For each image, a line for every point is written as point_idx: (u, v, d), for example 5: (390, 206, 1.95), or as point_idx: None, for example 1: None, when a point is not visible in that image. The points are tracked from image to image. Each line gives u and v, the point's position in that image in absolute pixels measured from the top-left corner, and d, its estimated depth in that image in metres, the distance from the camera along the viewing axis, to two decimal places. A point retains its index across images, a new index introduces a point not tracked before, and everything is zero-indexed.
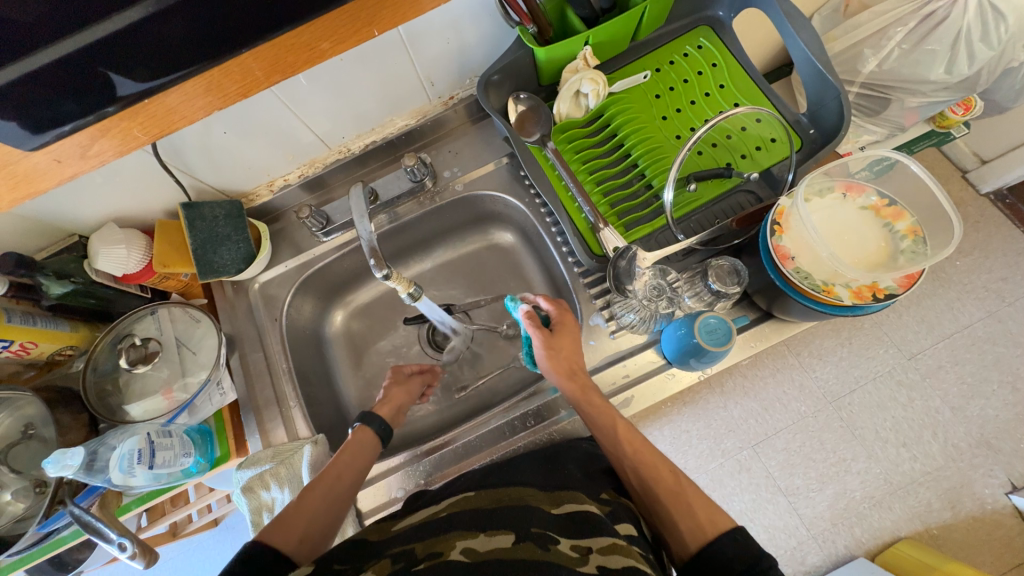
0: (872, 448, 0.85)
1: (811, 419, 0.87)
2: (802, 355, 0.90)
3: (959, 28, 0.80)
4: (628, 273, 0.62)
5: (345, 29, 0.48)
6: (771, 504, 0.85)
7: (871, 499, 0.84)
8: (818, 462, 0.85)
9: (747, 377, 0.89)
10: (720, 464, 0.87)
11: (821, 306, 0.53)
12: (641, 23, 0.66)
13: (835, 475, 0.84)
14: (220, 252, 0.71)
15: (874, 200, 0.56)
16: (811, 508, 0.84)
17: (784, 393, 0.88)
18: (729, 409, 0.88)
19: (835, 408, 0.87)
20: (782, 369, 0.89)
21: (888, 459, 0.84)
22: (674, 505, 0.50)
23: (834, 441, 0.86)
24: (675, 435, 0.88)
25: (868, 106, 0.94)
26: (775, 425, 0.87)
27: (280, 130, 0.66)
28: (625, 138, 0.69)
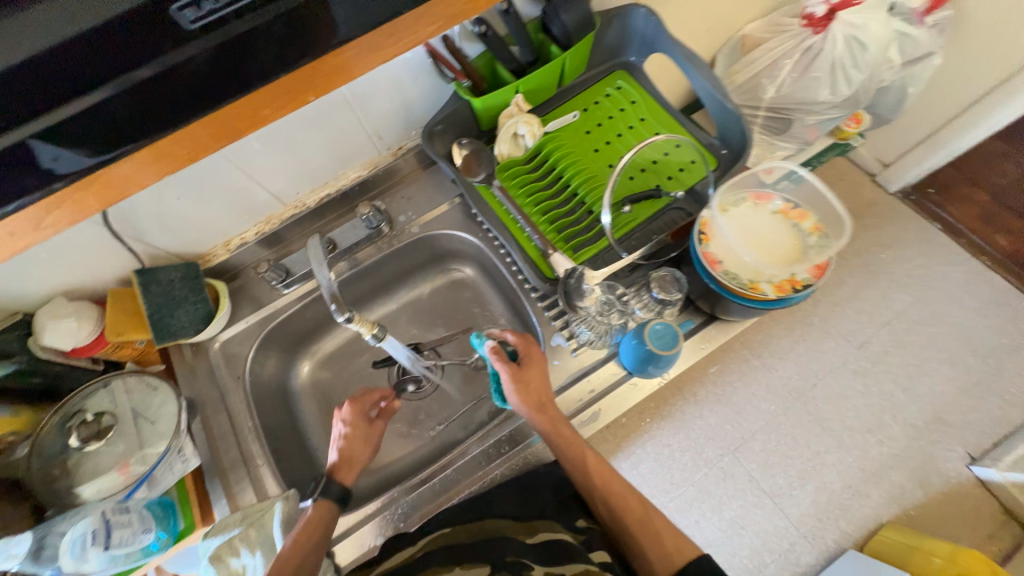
0: (842, 437, 0.90)
1: (781, 418, 0.92)
2: (763, 356, 0.96)
3: (834, 58, 0.97)
4: (578, 291, 0.65)
5: (279, 96, 0.38)
6: (761, 507, 0.87)
7: (851, 489, 0.88)
8: (796, 458, 0.89)
9: (717, 383, 0.94)
10: (706, 474, 0.89)
11: (751, 303, 0.58)
12: (564, 72, 0.75)
13: (814, 470, 0.88)
14: (178, 315, 0.70)
15: (781, 205, 0.62)
16: (798, 506, 0.87)
17: (753, 394, 0.93)
18: (705, 418, 0.92)
19: (801, 403, 0.93)
20: (747, 372, 0.95)
21: (857, 447, 0.89)
22: (644, 537, 0.52)
23: (807, 435, 0.90)
24: (657, 450, 0.90)
25: (776, 126, 1.13)
26: (749, 428, 0.91)
27: (235, 191, 0.69)
28: (564, 171, 0.75)
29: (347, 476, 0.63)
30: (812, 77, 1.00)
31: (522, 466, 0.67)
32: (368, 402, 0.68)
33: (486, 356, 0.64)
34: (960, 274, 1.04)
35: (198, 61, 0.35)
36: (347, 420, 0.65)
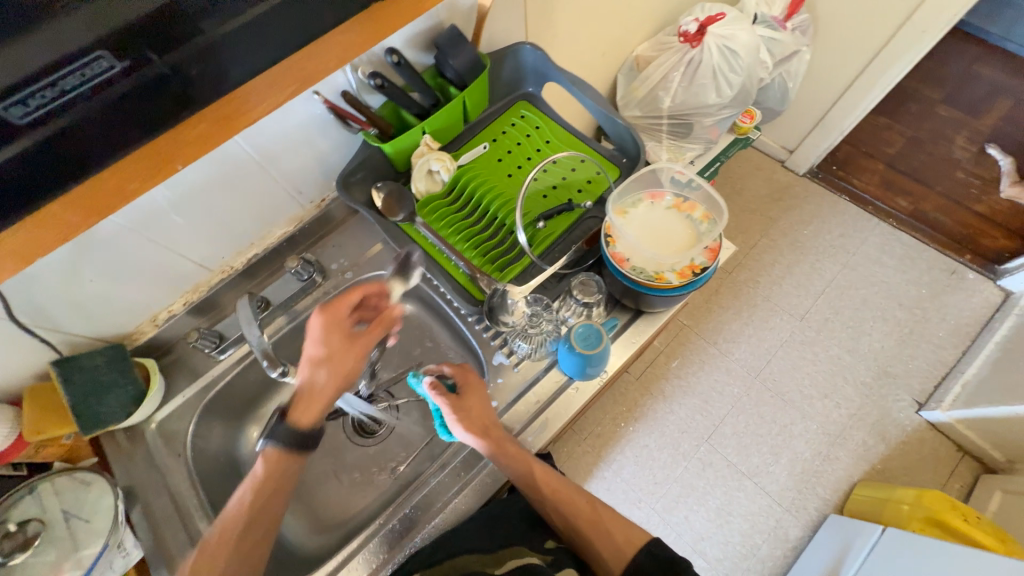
0: (801, 404, 1.46)
1: (746, 397, 1.47)
2: (720, 345, 1.54)
3: (713, 66, 1.10)
4: (503, 307, 0.69)
5: (149, 158, 0.44)
6: (744, 489, 1.37)
7: (822, 454, 1.40)
8: (768, 431, 1.43)
9: (681, 375, 1.51)
10: (686, 465, 1.41)
11: (661, 292, 0.63)
12: (468, 109, 0.80)
13: (787, 442, 1.42)
14: (107, 401, 0.67)
15: (672, 200, 0.68)
16: (777, 483, 1.37)
17: (717, 381, 1.50)
18: (666, 412, 1.47)
19: (763, 378, 1.49)
20: (709, 359, 1.53)
21: (819, 413, 1.44)
22: (597, 537, 0.56)
23: (773, 404, 1.46)
24: (637, 452, 1.43)
25: (681, 131, 1.23)
26: (720, 414, 1.46)
27: (155, 265, 0.69)
28: (482, 199, 0.80)
29: (306, 416, 0.57)
30: (699, 84, 1.12)
31: (481, 489, 0.66)
32: (345, 313, 0.58)
33: (426, 394, 0.62)
34: (855, 263, 1.62)
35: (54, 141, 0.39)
36: (320, 338, 0.56)
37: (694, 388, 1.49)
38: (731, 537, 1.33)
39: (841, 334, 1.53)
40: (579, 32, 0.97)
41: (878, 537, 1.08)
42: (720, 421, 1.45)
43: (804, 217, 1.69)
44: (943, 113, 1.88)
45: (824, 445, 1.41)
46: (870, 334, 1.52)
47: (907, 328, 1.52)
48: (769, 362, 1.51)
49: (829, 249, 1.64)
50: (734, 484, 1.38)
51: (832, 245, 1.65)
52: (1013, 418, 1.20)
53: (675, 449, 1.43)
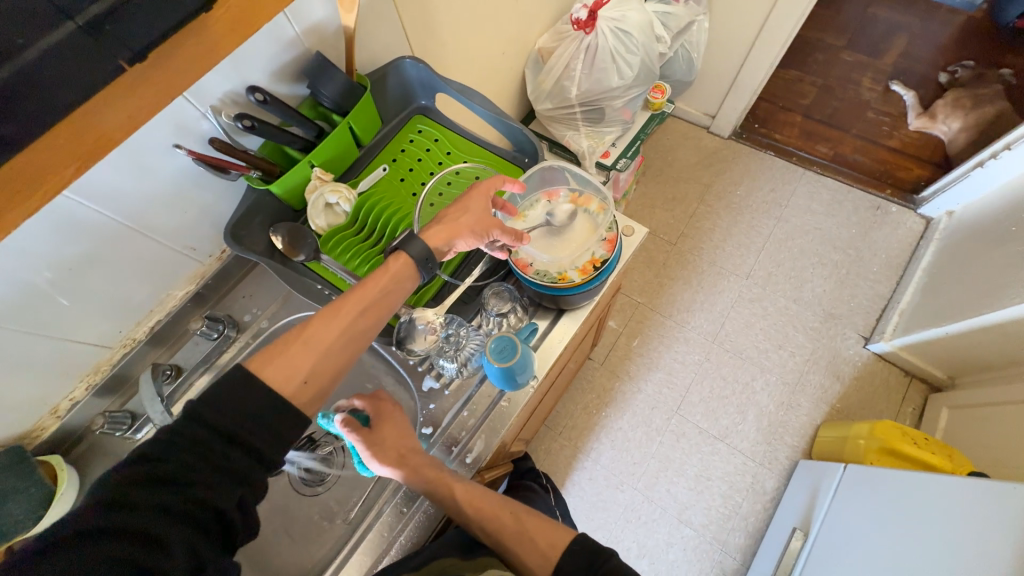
0: (760, 359, 1.50)
1: (708, 362, 1.51)
2: (675, 317, 1.57)
3: (610, 49, 1.11)
4: (412, 334, 0.65)
5: None
6: (718, 451, 1.41)
7: (785, 404, 1.45)
8: (731, 391, 1.47)
9: (643, 352, 1.54)
10: (659, 442, 1.43)
11: (566, 292, 0.62)
12: (358, 133, 0.78)
13: (750, 398, 1.46)
14: (7, 511, 0.62)
15: (569, 195, 0.67)
16: (747, 438, 1.42)
17: (680, 354, 1.52)
18: (629, 391, 1.49)
19: (720, 342, 1.53)
20: (666, 334, 1.55)
21: (777, 364, 1.49)
22: (519, 545, 0.54)
23: (733, 364, 1.50)
24: (613, 439, 1.44)
25: (594, 117, 1.23)
26: (684, 384, 1.49)
27: (38, 355, 0.63)
28: (388, 223, 0.77)
29: (439, 238, 0.59)
30: (600, 69, 1.12)
31: (425, 522, 0.66)
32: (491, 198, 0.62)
33: (337, 432, 0.58)
34: (787, 215, 1.67)
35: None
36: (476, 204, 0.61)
37: (656, 364, 1.52)
38: (713, 501, 1.36)
39: (785, 286, 1.58)
40: (468, 35, 0.95)
41: (842, 475, 1.10)
42: (685, 391, 1.48)
43: (734, 179, 1.74)
44: (848, 58, 1.96)
45: (785, 394, 1.46)
46: (811, 281, 1.58)
47: (843, 268, 1.59)
48: (723, 325, 1.55)
49: (763, 205, 1.69)
50: (707, 449, 1.41)
51: (764, 201, 1.70)
52: (947, 337, 1.26)
53: (647, 427, 1.45)
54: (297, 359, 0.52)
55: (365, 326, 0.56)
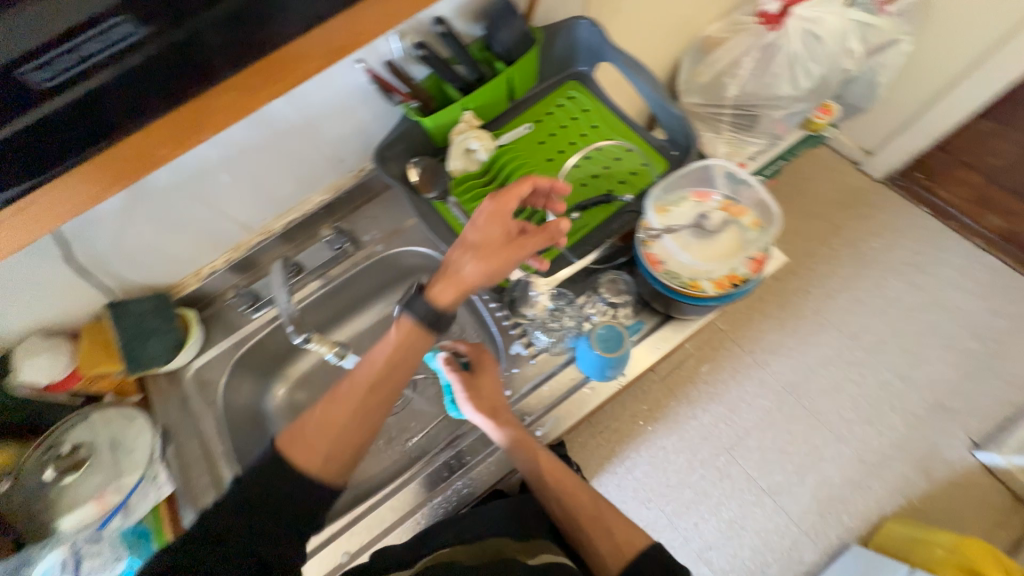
0: (840, 428, 1.35)
1: (777, 411, 1.38)
2: (756, 355, 1.44)
3: (793, 53, 0.99)
4: (524, 299, 0.66)
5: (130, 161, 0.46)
6: (759, 504, 1.31)
7: (853, 482, 1.31)
8: (796, 455, 1.34)
9: (709, 381, 1.42)
10: (701, 475, 1.34)
11: (693, 301, 0.58)
12: (514, 86, 0.76)
13: (814, 464, 1.33)
14: (150, 345, 0.72)
15: (721, 202, 0.62)
16: (797, 502, 1.30)
17: (751, 394, 1.40)
18: (699, 417, 1.38)
19: (799, 396, 1.39)
20: (743, 368, 1.43)
21: (858, 438, 1.34)
22: (594, 531, 0.55)
23: (808, 426, 1.36)
24: (652, 453, 1.36)
25: (744, 123, 1.13)
26: (745, 426, 1.37)
27: (200, 221, 0.72)
28: (518, 182, 0.77)
29: (445, 297, 0.53)
30: (773, 73, 1.02)
31: (485, 475, 0.67)
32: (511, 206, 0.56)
33: (440, 370, 0.64)
34: (925, 283, 1.47)
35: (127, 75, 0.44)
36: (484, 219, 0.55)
37: (722, 398, 1.40)
38: (741, 551, 1.27)
39: (897, 359, 1.40)
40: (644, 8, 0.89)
41: None
42: (745, 434, 1.37)
43: (873, 228, 1.54)
44: None
45: (857, 474, 1.32)
46: (929, 364, 1.39)
47: (975, 361, 1.38)
48: (808, 380, 1.40)
49: (898, 266, 1.49)
50: (751, 500, 1.31)
51: (902, 262, 1.49)
52: None
53: (693, 456, 1.36)
54: (318, 440, 0.51)
55: (376, 402, 0.53)
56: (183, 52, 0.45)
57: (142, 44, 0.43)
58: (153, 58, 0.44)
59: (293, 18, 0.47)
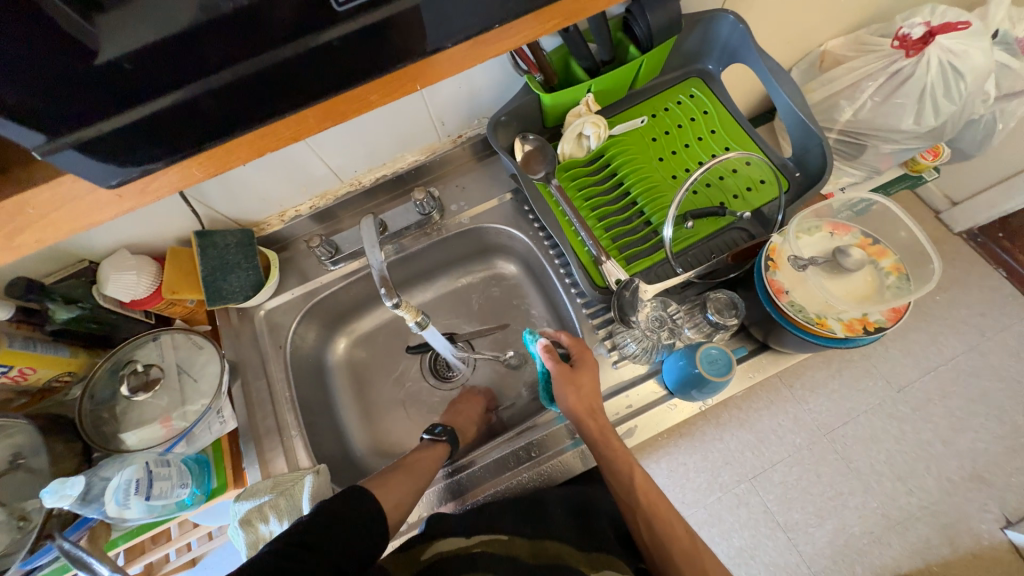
0: (868, 481, 0.89)
1: (806, 452, 0.92)
2: (794, 388, 0.95)
3: (924, 85, 0.88)
4: (631, 304, 0.64)
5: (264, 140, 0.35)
6: (771, 540, 0.89)
7: (870, 534, 0.87)
8: (816, 496, 0.90)
9: (742, 409, 0.94)
10: (718, 498, 0.92)
11: (815, 338, 0.57)
12: (638, 75, 0.71)
13: (833, 509, 0.89)
14: (230, 279, 0.72)
15: (859, 238, 0.61)
16: (811, 543, 0.88)
17: (778, 425, 0.93)
18: (726, 441, 0.93)
19: (829, 439, 0.92)
20: (775, 402, 0.95)
21: (884, 493, 0.89)
22: (684, 564, 0.53)
23: (831, 474, 0.90)
24: (671, 468, 0.93)
25: (846, 151, 1.04)
26: (771, 458, 0.92)
27: (295, 163, 0.69)
28: (625, 177, 0.73)
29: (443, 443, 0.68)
30: (896, 103, 0.91)
31: (551, 473, 0.66)
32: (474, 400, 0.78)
33: (537, 354, 0.65)
34: None
35: (336, 45, 0.30)
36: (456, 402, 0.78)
37: (720, 420, 0.94)
38: None
39: None
40: (791, 12, 0.80)
41: None
42: (771, 462, 0.92)
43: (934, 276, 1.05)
44: None
45: None
46: (976, 430, 0.92)
47: None
48: (847, 421, 0.93)
49: None
50: (765, 538, 0.90)
51: None
52: None
53: (712, 476, 0.93)
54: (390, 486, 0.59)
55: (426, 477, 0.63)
56: (414, 28, 0.32)
57: (369, 8, 0.29)
58: (373, 27, 0.30)
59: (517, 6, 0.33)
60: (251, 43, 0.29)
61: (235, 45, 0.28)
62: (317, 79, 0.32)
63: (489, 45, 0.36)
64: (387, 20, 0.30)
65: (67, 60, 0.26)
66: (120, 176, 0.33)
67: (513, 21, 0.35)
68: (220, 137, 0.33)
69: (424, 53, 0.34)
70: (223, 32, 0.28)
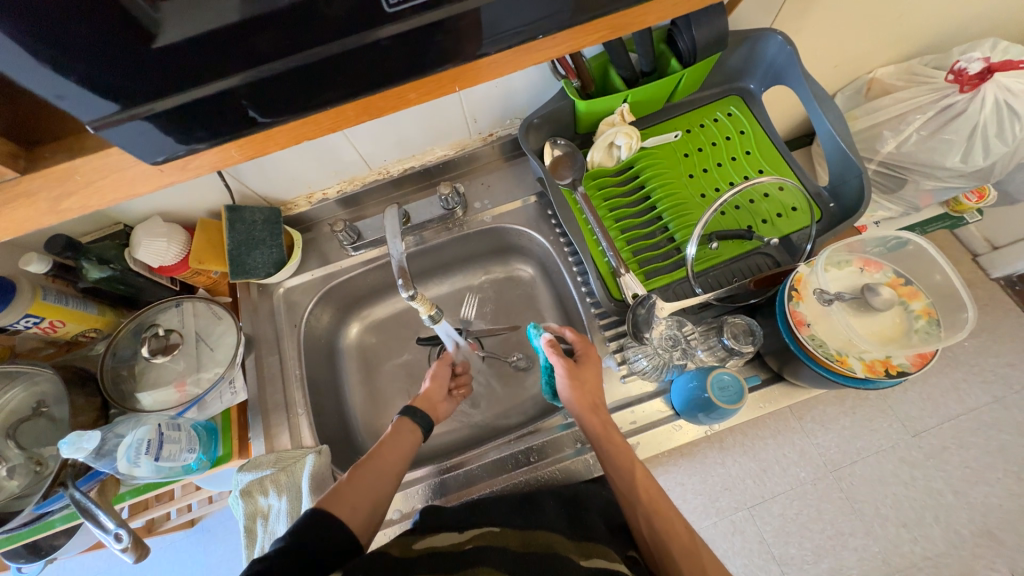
0: (871, 523, 0.87)
1: (810, 487, 0.89)
2: (804, 420, 0.93)
3: (976, 122, 0.85)
4: (646, 322, 0.63)
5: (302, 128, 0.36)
6: (764, 571, 0.88)
7: None
8: (815, 533, 0.87)
9: (747, 436, 0.92)
10: (714, 523, 0.90)
11: (834, 375, 0.56)
12: (677, 88, 0.70)
13: (831, 549, 0.87)
14: (254, 255, 0.74)
15: (891, 277, 0.59)
16: None
17: (784, 456, 0.91)
18: (727, 466, 0.92)
19: (835, 477, 0.89)
20: (783, 432, 0.92)
21: (887, 538, 0.86)
22: (686, 562, 0.50)
23: (833, 512, 0.88)
24: (669, 486, 0.92)
25: (885, 183, 0.99)
26: (772, 489, 0.90)
27: (327, 147, 0.70)
28: (653, 190, 0.72)
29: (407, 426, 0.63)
30: (944, 139, 0.88)
31: (549, 482, 0.65)
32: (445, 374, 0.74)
33: (541, 348, 0.65)
34: None
35: (383, 44, 0.31)
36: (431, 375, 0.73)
37: (723, 445, 0.92)
38: None
39: None
40: (842, 37, 0.78)
41: None
42: (772, 493, 0.90)
43: None
44: None
45: None
46: (990, 484, 0.88)
47: None
48: (855, 460, 0.90)
49: None
50: (758, 569, 0.88)
51: None
52: None
53: (709, 500, 0.91)
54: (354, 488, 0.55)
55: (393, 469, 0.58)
56: (462, 34, 0.32)
57: (418, 12, 0.29)
58: (422, 28, 0.31)
59: (565, 18, 0.33)
60: (298, 39, 0.29)
61: (286, 38, 0.29)
62: (357, 75, 0.32)
63: (534, 53, 0.36)
64: (434, 23, 0.30)
65: (125, 41, 0.27)
66: (167, 153, 0.34)
67: (559, 31, 0.35)
68: (257, 120, 0.34)
69: (467, 56, 0.34)
70: (276, 24, 0.28)
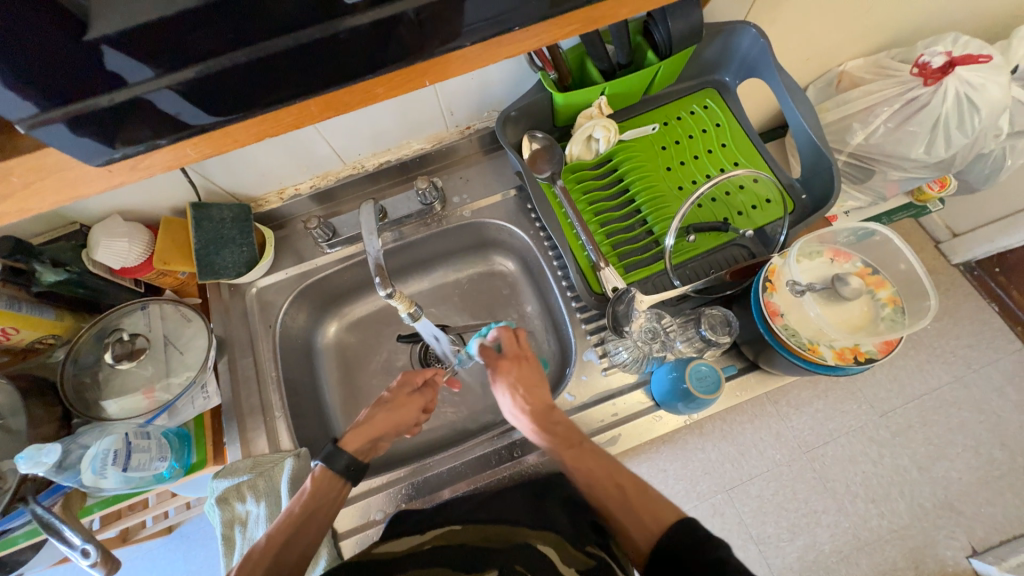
0: (842, 500, 0.90)
1: (785, 468, 0.92)
2: (779, 405, 0.96)
3: (939, 115, 0.87)
4: (625, 316, 0.64)
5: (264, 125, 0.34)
6: (742, 551, 0.90)
7: (839, 554, 0.88)
8: (790, 512, 0.91)
9: (726, 422, 0.95)
10: (695, 507, 0.92)
11: (806, 363, 0.57)
12: (653, 81, 0.70)
13: (806, 527, 0.90)
14: (224, 254, 0.71)
15: (859, 267, 0.61)
16: (780, 557, 0.89)
17: (760, 439, 0.94)
18: (707, 451, 0.94)
19: (808, 458, 0.93)
20: (760, 416, 0.95)
21: (856, 514, 0.90)
22: (621, 513, 0.52)
23: (807, 492, 0.91)
24: (651, 472, 0.94)
25: (854, 174, 1.02)
26: (750, 471, 0.93)
27: (298, 142, 0.68)
28: (631, 184, 0.72)
29: (326, 483, 0.56)
30: (908, 131, 0.90)
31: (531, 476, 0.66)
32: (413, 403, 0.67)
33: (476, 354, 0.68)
34: None
35: (346, 37, 0.30)
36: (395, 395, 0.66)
37: (703, 431, 0.94)
38: None
39: None
40: (814, 30, 0.79)
41: None
42: (749, 475, 0.93)
43: None
44: None
45: None
46: (952, 460, 0.92)
47: None
48: (828, 441, 0.94)
49: None
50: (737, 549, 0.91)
51: None
52: None
53: (690, 485, 0.93)
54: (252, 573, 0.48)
55: (302, 542, 0.52)
56: (430, 29, 0.31)
57: (383, 4, 0.28)
58: (387, 22, 0.29)
59: (537, 10, 0.32)
60: (253, 31, 0.28)
61: (240, 30, 0.27)
62: (320, 69, 0.31)
63: (505, 47, 0.35)
64: (400, 17, 0.29)
65: (50, 36, 0.25)
66: (119, 153, 0.32)
67: (532, 25, 0.34)
68: (213, 116, 0.32)
69: (437, 50, 0.33)
70: (223, 17, 0.27)
